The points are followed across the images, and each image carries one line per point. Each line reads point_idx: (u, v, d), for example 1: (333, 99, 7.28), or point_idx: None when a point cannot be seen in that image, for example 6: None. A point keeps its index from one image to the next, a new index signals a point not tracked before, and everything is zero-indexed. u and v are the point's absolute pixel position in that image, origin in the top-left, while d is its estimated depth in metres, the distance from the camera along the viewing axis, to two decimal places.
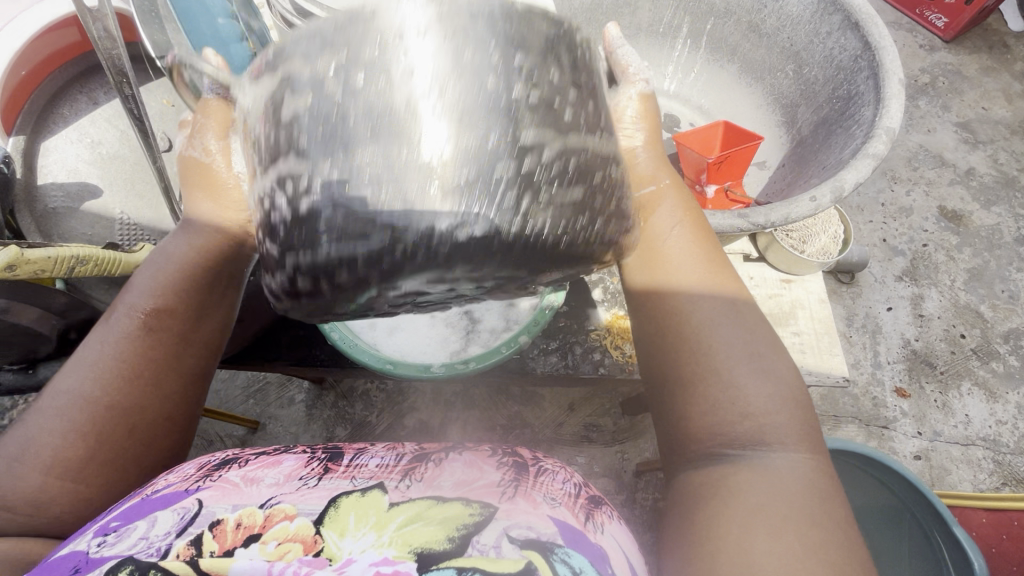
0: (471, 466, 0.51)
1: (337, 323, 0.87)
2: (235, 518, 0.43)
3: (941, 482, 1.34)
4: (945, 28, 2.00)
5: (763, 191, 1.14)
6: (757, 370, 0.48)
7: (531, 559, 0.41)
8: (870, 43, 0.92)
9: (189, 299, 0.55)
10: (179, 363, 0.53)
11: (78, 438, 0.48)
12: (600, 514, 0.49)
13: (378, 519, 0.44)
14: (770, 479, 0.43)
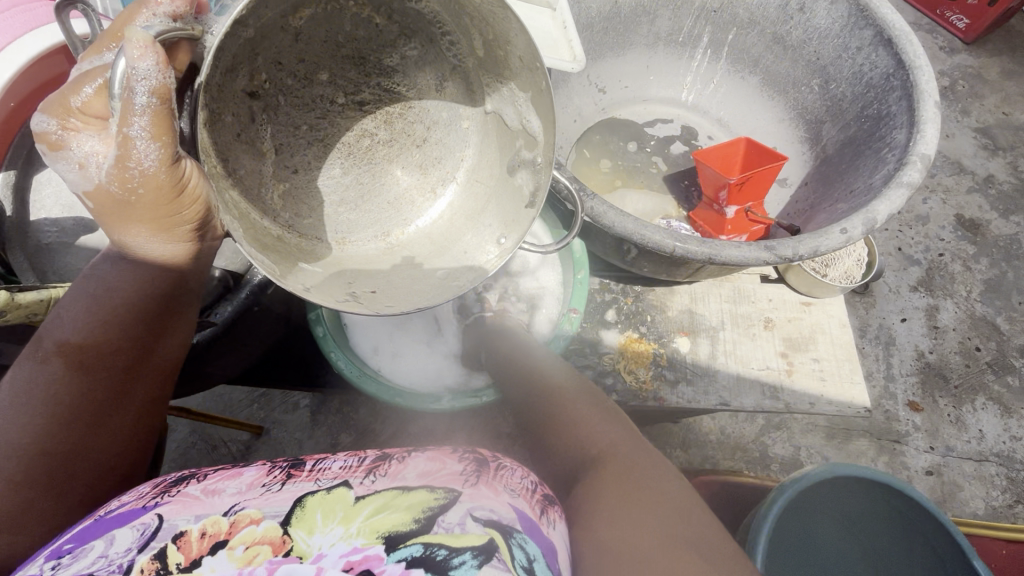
0: (433, 459, 0.51)
1: (342, 351, 0.83)
2: (199, 528, 0.40)
3: (953, 499, 1.32)
4: (966, 29, 1.93)
5: (784, 211, 1.10)
6: (603, 424, 0.61)
7: (492, 537, 0.41)
8: (904, 62, 0.88)
9: (135, 330, 0.54)
10: (125, 395, 0.54)
11: (8, 492, 0.46)
12: (552, 511, 0.50)
13: (346, 513, 0.42)
14: (631, 479, 0.52)
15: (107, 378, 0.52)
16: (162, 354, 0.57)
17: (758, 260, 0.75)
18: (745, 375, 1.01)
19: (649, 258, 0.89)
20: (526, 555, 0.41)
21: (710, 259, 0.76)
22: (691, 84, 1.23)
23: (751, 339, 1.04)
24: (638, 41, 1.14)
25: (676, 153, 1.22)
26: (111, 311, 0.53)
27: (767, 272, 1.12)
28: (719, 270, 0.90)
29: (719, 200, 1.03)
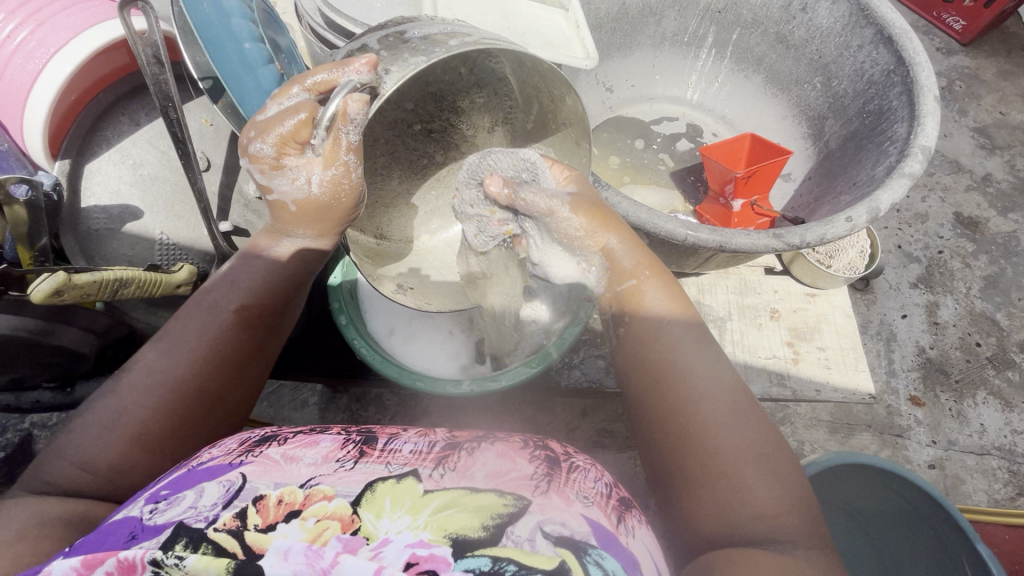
0: (504, 457, 0.48)
1: (364, 339, 0.86)
2: (277, 496, 0.40)
3: (955, 492, 1.34)
4: (962, 32, 1.97)
5: (789, 205, 1.13)
6: (747, 435, 0.48)
7: (565, 558, 0.38)
8: (904, 59, 0.91)
9: (280, 298, 0.58)
10: (262, 352, 0.56)
11: (166, 413, 0.49)
12: (630, 518, 0.47)
13: (414, 502, 0.41)
14: (779, 557, 0.41)
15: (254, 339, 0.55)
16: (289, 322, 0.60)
17: (766, 247, 0.78)
18: (752, 364, 1.04)
19: (658, 249, 0.92)
20: (602, 575, 0.38)
21: (720, 246, 0.79)
22: (696, 82, 1.26)
23: (758, 329, 1.07)
24: (645, 42, 1.18)
25: (682, 150, 1.26)
26: (275, 281, 0.57)
27: (772, 264, 1.15)
28: (727, 260, 0.92)
29: (726, 193, 1.06)
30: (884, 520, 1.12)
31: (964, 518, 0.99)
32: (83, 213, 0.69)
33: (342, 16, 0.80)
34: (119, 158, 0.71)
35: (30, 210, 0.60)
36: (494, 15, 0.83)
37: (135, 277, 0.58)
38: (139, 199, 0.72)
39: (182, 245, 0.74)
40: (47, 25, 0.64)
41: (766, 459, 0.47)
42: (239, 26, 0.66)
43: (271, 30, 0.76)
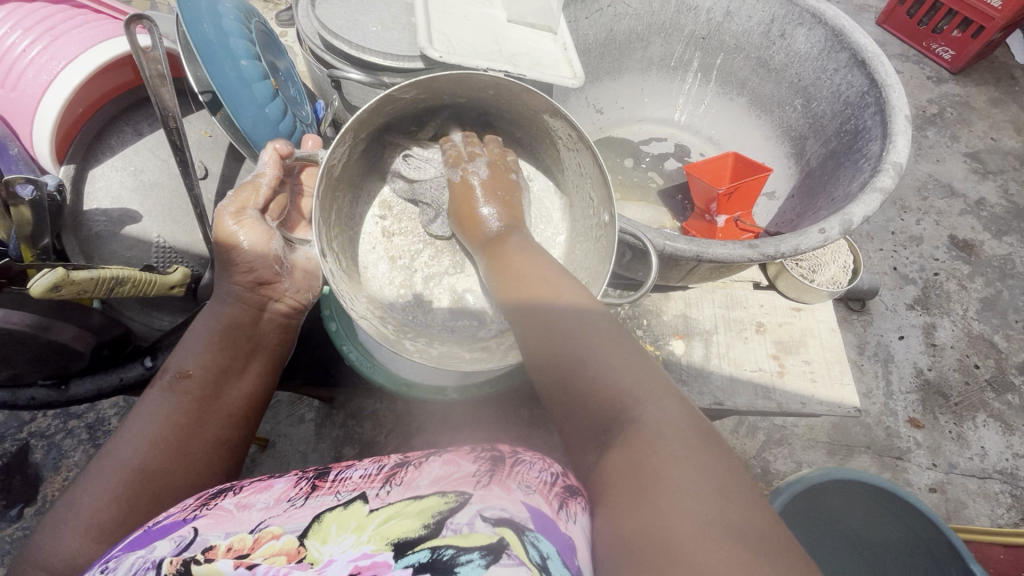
0: (448, 463, 0.49)
1: (353, 343, 0.88)
2: (227, 544, 0.41)
3: (958, 516, 1.32)
4: (952, 60, 2.01)
5: (773, 221, 1.16)
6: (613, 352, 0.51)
7: (504, 535, 0.39)
8: (877, 81, 0.95)
9: (210, 365, 0.61)
10: (200, 427, 0.59)
11: (112, 500, 0.51)
12: (573, 504, 0.47)
13: (358, 523, 0.42)
14: (663, 428, 0.44)
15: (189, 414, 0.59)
16: (231, 395, 0.62)
17: (743, 257, 0.80)
18: (738, 377, 1.04)
19: (641, 261, 0.94)
20: (538, 555, 0.39)
21: (697, 255, 0.82)
22: (683, 105, 1.31)
23: (744, 342, 1.09)
24: (633, 66, 1.23)
25: (670, 169, 1.30)
26: (208, 345, 0.62)
27: (758, 279, 1.18)
28: (710, 272, 0.94)
29: (710, 210, 1.09)
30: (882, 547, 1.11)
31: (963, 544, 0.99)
32: (86, 216, 0.71)
33: (335, 36, 0.84)
34: (121, 165, 0.74)
35: (34, 210, 0.59)
36: (484, 38, 0.87)
37: (132, 277, 0.61)
38: (138, 203, 0.74)
39: (177, 247, 0.75)
40: (60, 41, 0.68)
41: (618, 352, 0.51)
42: (237, 45, 0.69)
43: (269, 51, 0.81)
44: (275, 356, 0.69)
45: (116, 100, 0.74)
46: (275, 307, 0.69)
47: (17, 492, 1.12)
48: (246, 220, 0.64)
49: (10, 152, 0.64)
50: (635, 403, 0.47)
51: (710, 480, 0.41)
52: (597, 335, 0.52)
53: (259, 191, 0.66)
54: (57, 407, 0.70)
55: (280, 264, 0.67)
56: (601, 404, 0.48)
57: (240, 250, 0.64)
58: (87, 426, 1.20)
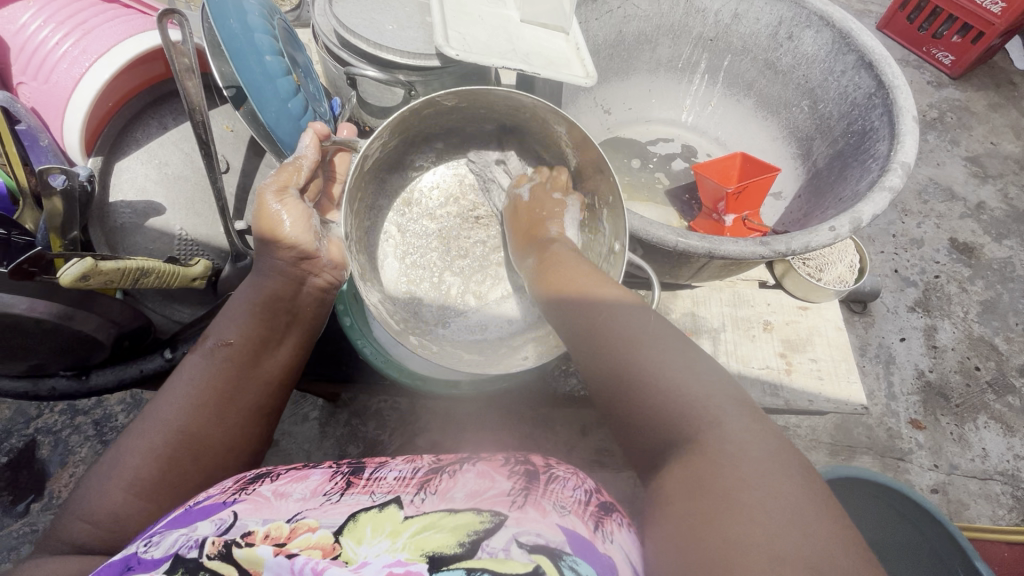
0: (483, 476, 0.48)
1: (368, 339, 0.89)
2: (264, 530, 0.42)
3: (960, 516, 1.33)
4: (951, 66, 2.04)
5: (780, 221, 1.17)
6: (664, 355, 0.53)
7: (540, 563, 0.39)
8: (884, 82, 0.96)
9: (251, 334, 0.61)
10: (239, 394, 0.59)
11: (151, 459, 0.53)
12: (609, 522, 0.47)
13: (394, 528, 0.42)
14: (732, 452, 0.45)
15: (228, 380, 0.59)
16: (269, 362, 0.63)
17: (754, 254, 0.82)
18: (746, 374, 1.06)
19: (652, 258, 0.95)
20: None
21: (710, 253, 0.83)
22: (690, 106, 1.33)
23: (751, 340, 1.10)
24: (641, 67, 1.25)
25: (677, 169, 1.31)
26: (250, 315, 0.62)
27: (765, 278, 1.19)
28: (720, 269, 0.95)
29: (718, 209, 1.11)
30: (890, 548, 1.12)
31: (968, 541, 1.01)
32: (112, 208, 0.71)
33: (352, 34, 0.85)
34: (145, 158, 0.74)
35: (65, 200, 0.60)
36: (499, 37, 0.89)
37: (157, 269, 0.62)
38: (163, 196, 0.74)
39: (198, 240, 0.75)
40: (92, 34, 0.68)
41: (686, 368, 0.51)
42: (261, 41, 0.71)
43: (290, 48, 0.82)
44: (311, 327, 0.69)
45: (146, 92, 0.75)
46: (313, 282, 0.70)
47: (24, 488, 1.12)
48: (288, 200, 0.66)
49: (42, 142, 0.64)
50: (699, 421, 0.47)
51: (795, 506, 0.41)
52: (667, 359, 0.53)
53: (299, 173, 0.68)
54: (77, 397, 0.71)
55: (318, 241, 0.69)
56: (667, 423, 0.49)
57: (283, 229, 0.65)
58: (94, 423, 1.20)
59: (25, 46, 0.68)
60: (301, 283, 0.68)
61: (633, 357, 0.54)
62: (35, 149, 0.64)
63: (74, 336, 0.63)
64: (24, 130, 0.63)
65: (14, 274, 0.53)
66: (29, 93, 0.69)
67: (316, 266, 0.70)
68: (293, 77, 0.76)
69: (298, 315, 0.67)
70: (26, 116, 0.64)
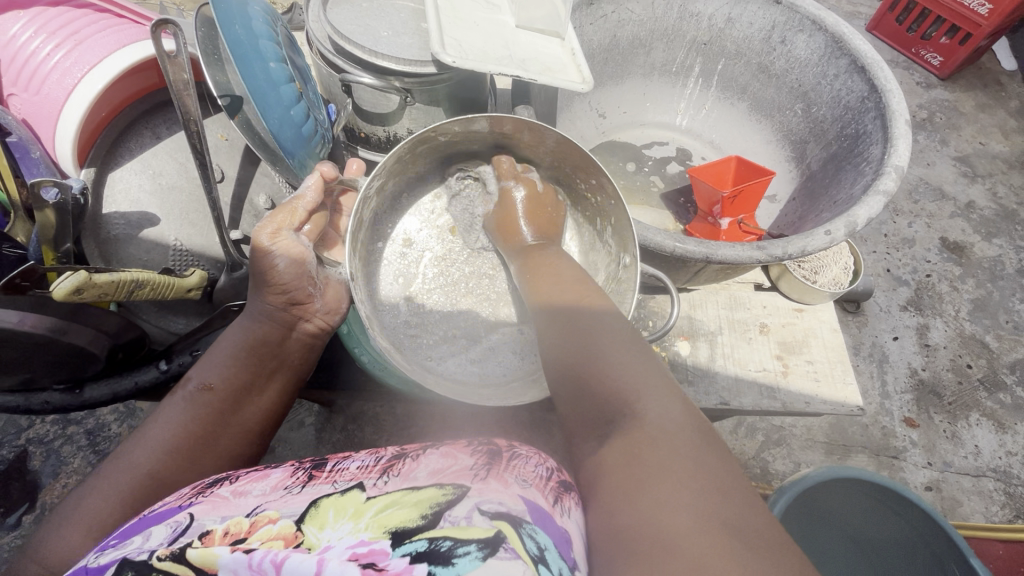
0: (447, 456, 0.49)
1: (364, 346, 0.88)
2: (222, 528, 0.40)
3: (954, 513, 1.35)
4: (940, 66, 2.06)
5: (775, 224, 1.18)
6: (619, 350, 0.54)
7: (502, 529, 0.38)
8: (876, 86, 0.97)
9: (232, 380, 0.62)
10: (215, 441, 0.59)
11: (118, 503, 0.52)
12: (568, 499, 0.47)
13: (355, 509, 0.41)
14: (652, 423, 0.46)
15: (206, 426, 0.59)
16: (247, 411, 0.63)
17: (751, 258, 0.82)
18: (743, 377, 1.06)
19: (650, 261, 0.96)
20: (536, 546, 0.38)
21: (707, 258, 0.83)
22: (684, 109, 1.33)
23: (748, 342, 1.10)
24: (635, 71, 1.25)
25: (672, 172, 1.31)
26: (234, 358, 0.63)
27: (760, 281, 1.20)
28: (716, 273, 0.96)
29: (713, 213, 1.11)
30: (886, 547, 1.12)
31: (954, 529, 1.01)
32: (105, 219, 0.70)
33: (346, 40, 0.84)
34: (140, 169, 0.73)
35: (58, 213, 0.59)
36: (495, 43, 0.88)
37: (150, 280, 0.61)
38: (157, 206, 0.73)
39: (195, 250, 0.75)
40: (84, 45, 0.68)
41: (631, 358, 0.53)
42: (266, 46, 0.70)
43: (292, 52, 0.81)
44: (297, 374, 0.70)
45: (141, 101, 0.74)
46: (303, 327, 0.70)
47: (16, 501, 1.10)
48: (282, 240, 0.65)
49: (32, 153, 0.62)
50: (632, 394, 0.49)
51: (698, 468, 0.42)
52: (616, 341, 0.55)
53: (295, 214, 0.67)
54: (71, 410, 0.70)
55: (311, 286, 0.69)
56: (604, 399, 0.50)
57: (275, 270, 0.65)
58: (86, 433, 1.19)
59: (15, 56, 0.67)
60: (291, 328, 0.69)
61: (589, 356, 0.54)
62: (26, 160, 0.62)
63: (65, 350, 0.62)
64: (14, 143, 0.62)
65: (4, 288, 0.53)
66: (19, 104, 0.68)
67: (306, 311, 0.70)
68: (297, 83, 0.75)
69: (283, 360, 0.68)
70: (17, 129, 0.63)
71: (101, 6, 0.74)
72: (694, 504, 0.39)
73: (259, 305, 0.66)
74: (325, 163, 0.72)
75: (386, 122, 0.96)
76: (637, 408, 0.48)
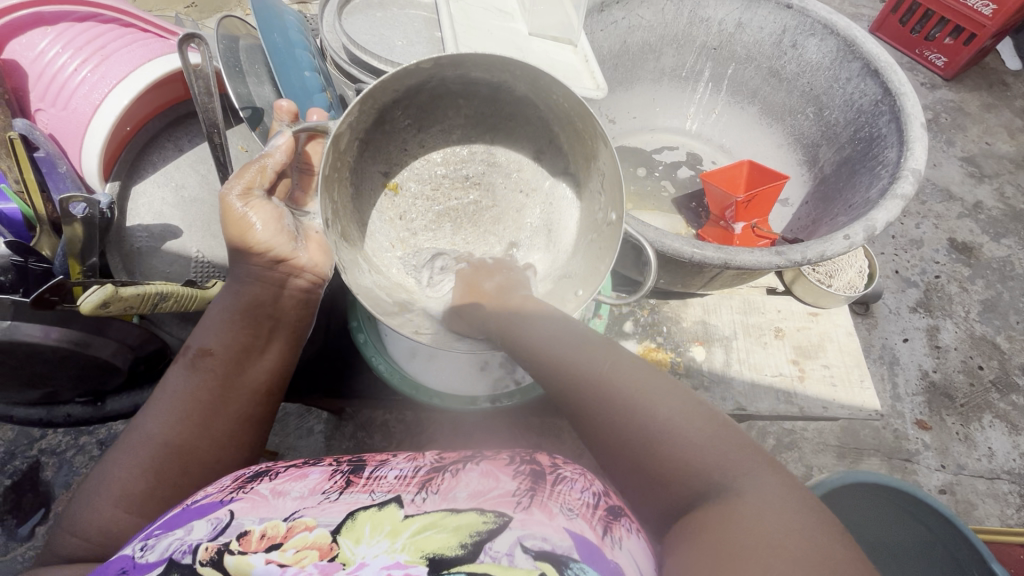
0: (487, 476, 0.47)
1: (383, 356, 0.88)
2: (260, 530, 0.41)
3: (969, 516, 1.33)
4: (944, 67, 2.06)
5: (788, 227, 1.17)
6: (685, 406, 0.48)
7: (545, 572, 0.37)
8: (891, 89, 0.97)
9: (230, 344, 0.60)
10: (224, 405, 0.58)
11: (140, 474, 0.53)
12: (618, 528, 0.44)
13: (393, 527, 0.41)
14: (750, 503, 0.41)
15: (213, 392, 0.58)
16: (253, 374, 0.61)
17: (770, 264, 0.82)
18: (758, 382, 1.05)
19: (665, 268, 0.95)
20: None
21: (726, 263, 0.83)
22: (694, 114, 1.33)
23: (763, 347, 1.10)
24: (645, 76, 1.25)
25: (683, 177, 1.31)
26: (231, 322, 0.61)
27: (774, 284, 1.20)
28: (732, 278, 0.95)
29: (726, 217, 1.11)
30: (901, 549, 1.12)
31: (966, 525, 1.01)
32: (129, 232, 0.70)
33: (363, 51, 0.85)
34: (163, 182, 0.74)
35: (86, 228, 0.59)
36: (509, 51, 0.89)
37: (174, 293, 0.61)
38: (180, 219, 0.74)
39: (215, 261, 0.74)
40: (110, 60, 0.68)
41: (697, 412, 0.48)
42: (302, 56, 0.73)
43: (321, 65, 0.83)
44: (298, 331, 0.67)
45: (164, 113, 0.74)
46: (295, 283, 0.66)
47: (30, 511, 1.11)
48: (254, 201, 0.62)
49: (59, 169, 0.64)
50: (717, 466, 0.44)
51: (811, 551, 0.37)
52: (665, 388, 0.50)
53: (264, 173, 0.62)
54: (92, 422, 0.71)
55: (296, 242, 0.65)
56: (682, 469, 0.45)
57: (252, 232, 0.61)
58: (99, 442, 1.19)
59: (43, 72, 0.68)
60: (279, 287, 0.64)
61: (636, 420, 0.48)
62: (54, 175, 0.63)
63: (89, 363, 0.62)
64: (42, 158, 0.63)
65: (36, 303, 0.53)
66: (46, 119, 0.69)
67: (295, 267, 0.66)
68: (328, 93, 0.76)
69: (281, 317, 0.64)
70: (45, 144, 0.64)
71: (121, 19, 0.74)
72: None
73: (243, 262, 0.63)
74: (286, 101, 0.63)
75: None
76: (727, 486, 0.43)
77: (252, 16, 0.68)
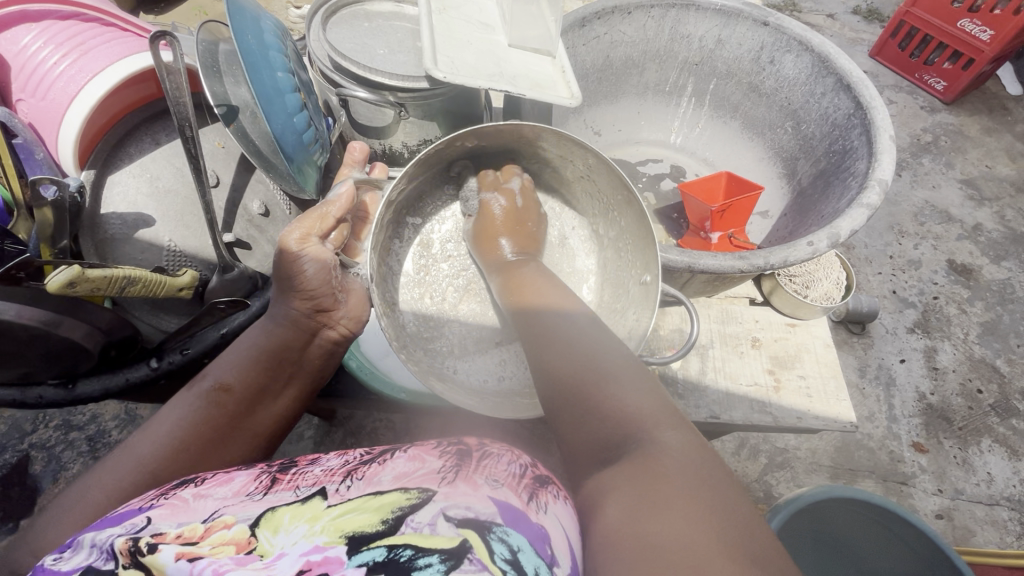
0: (414, 458, 0.48)
1: (354, 352, 0.91)
2: (176, 532, 0.38)
3: (966, 543, 1.30)
4: (944, 91, 2.06)
5: (766, 238, 1.18)
6: (635, 384, 0.53)
7: (467, 537, 0.37)
8: (862, 103, 0.98)
9: (247, 382, 0.63)
10: (225, 445, 0.60)
11: (122, 499, 0.52)
12: (544, 494, 0.48)
13: (314, 515, 0.40)
14: (663, 456, 0.46)
15: (219, 428, 0.60)
16: (261, 416, 0.64)
17: (734, 268, 0.83)
18: (734, 391, 1.05)
19: None
20: (507, 550, 0.37)
21: (689, 266, 0.84)
22: (678, 128, 1.36)
23: (740, 356, 1.10)
24: (629, 91, 1.28)
25: (665, 189, 1.33)
26: (253, 359, 0.64)
27: (753, 296, 1.20)
28: (705, 285, 0.96)
29: (704, 227, 1.12)
30: None
31: (953, 548, 0.97)
32: (102, 219, 0.74)
33: (340, 56, 0.88)
34: (138, 173, 0.77)
35: (56, 211, 0.63)
36: (487, 60, 0.92)
37: (142, 277, 0.64)
38: (153, 209, 0.77)
39: (186, 252, 0.78)
40: (89, 55, 0.73)
41: (648, 394, 0.52)
42: (275, 57, 0.77)
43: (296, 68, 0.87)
44: (313, 382, 0.70)
45: (142, 109, 0.79)
46: (326, 334, 0.70)
47: (14, 505, 1.12)
48: (312, 245, 0.66)
49: (36, 155, 0.67)
50: (646, 431, 0.48)
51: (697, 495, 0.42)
52: (619, 362, 0.56)
53: (326, 220, 0.68)
54: (65, 405, 0.73)
55: (337, 293, 0.69)
56: (614, 431, 0.50)
57: (305, 276, 0.65)
58: (88, 439, 1.20)
59: (26, 65, 0.72)
60: (313, 335, 0.68)
61: (594, 386, 0.54)
62: (29, 161, 0.67)
63: (56, 344, 0.64)
64: (20, 144, 0.67)
65: (1, 278, 0.57)
66: (27, 109, 0.73)
67: (331, 318, 0.70)
68: (300, 94, 0.80)
69: (301, 369, 0.68)
70: (23, 130, 0.67)
71: (104, 19, 0.78)
72: (690, 528, 0.39)
73: (285, 311, 0.67)
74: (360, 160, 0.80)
75: (382, 135, 0.99)
76: (653, 442, 0.47)
77: (226, 16, 0.71)
